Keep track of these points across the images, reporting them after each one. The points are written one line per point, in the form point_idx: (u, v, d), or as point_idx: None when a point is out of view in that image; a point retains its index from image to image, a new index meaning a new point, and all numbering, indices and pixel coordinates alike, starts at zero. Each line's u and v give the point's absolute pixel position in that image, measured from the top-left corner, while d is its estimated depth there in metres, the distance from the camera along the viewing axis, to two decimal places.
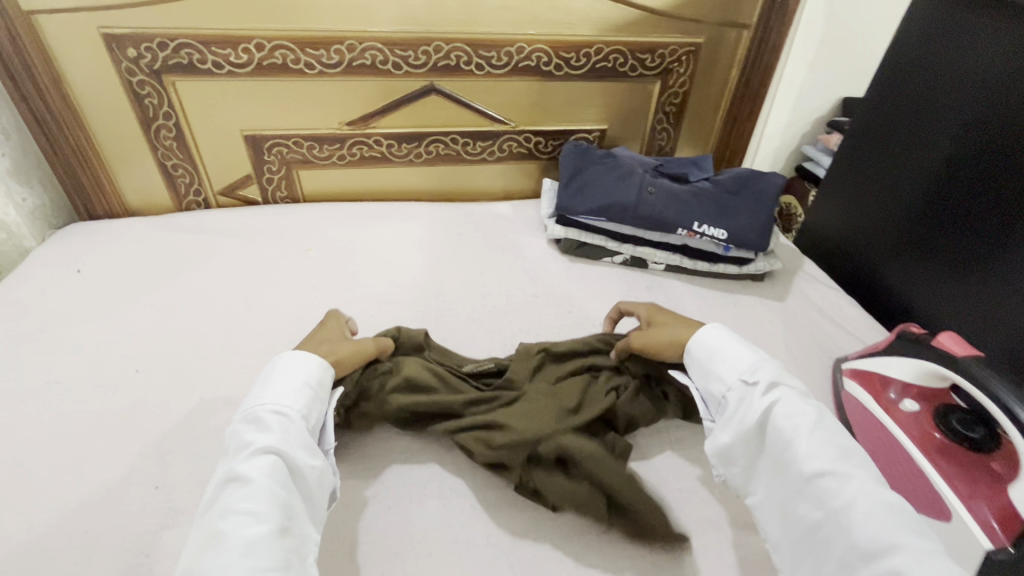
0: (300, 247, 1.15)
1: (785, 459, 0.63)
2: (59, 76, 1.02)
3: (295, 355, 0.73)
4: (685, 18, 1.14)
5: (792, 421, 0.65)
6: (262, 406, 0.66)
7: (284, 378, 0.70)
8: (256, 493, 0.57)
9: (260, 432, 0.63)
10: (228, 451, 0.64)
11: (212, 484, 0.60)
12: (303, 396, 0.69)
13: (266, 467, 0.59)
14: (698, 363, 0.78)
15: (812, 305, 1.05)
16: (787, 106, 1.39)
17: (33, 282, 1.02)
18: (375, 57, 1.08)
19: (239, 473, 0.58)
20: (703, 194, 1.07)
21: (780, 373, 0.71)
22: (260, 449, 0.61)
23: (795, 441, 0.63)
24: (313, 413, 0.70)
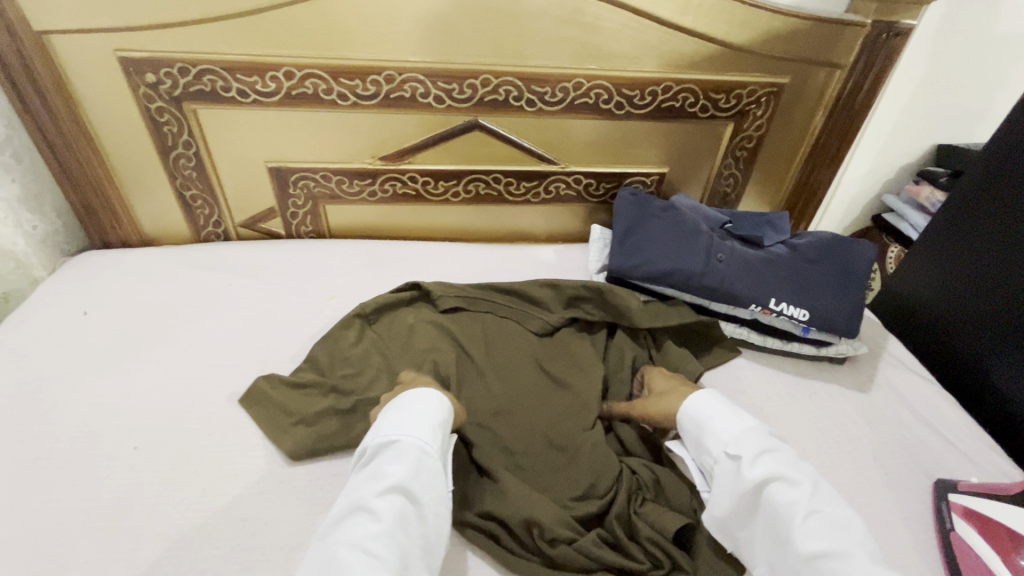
0: (322, 294, 1.02)
1: (783, 537, 0.61)
2: (74, 100, 0.94)
3: (431, 394, 0.73)
4: (768, 55, 0.99)
5: (787, 497, 0.62)
6: (401, 438, 0.67)
7: (417, 416, 0.70)
8: (380, 536, 0.57)
9: (394, 466, 0.63)
10: (360, 473, 0.65)
11: (341, 505, 0.61)
12: (438, 438, 0.69)
13: (394, 508, 0.59)
14: (687, 432, 0.76)
15: (903, 401, 0.90)
16: (872, 153, 1.23)
17: (37, 322, 0.93)
18: (415, 90, 0.97)
19: (370, 507, 0.59)
20: (781, 265, 0.93)
21: (767, 443, 0.69)
22: (392, 485, 0.61)
23: (792, 518, 0.61)
24: (443, 456, 0.69)
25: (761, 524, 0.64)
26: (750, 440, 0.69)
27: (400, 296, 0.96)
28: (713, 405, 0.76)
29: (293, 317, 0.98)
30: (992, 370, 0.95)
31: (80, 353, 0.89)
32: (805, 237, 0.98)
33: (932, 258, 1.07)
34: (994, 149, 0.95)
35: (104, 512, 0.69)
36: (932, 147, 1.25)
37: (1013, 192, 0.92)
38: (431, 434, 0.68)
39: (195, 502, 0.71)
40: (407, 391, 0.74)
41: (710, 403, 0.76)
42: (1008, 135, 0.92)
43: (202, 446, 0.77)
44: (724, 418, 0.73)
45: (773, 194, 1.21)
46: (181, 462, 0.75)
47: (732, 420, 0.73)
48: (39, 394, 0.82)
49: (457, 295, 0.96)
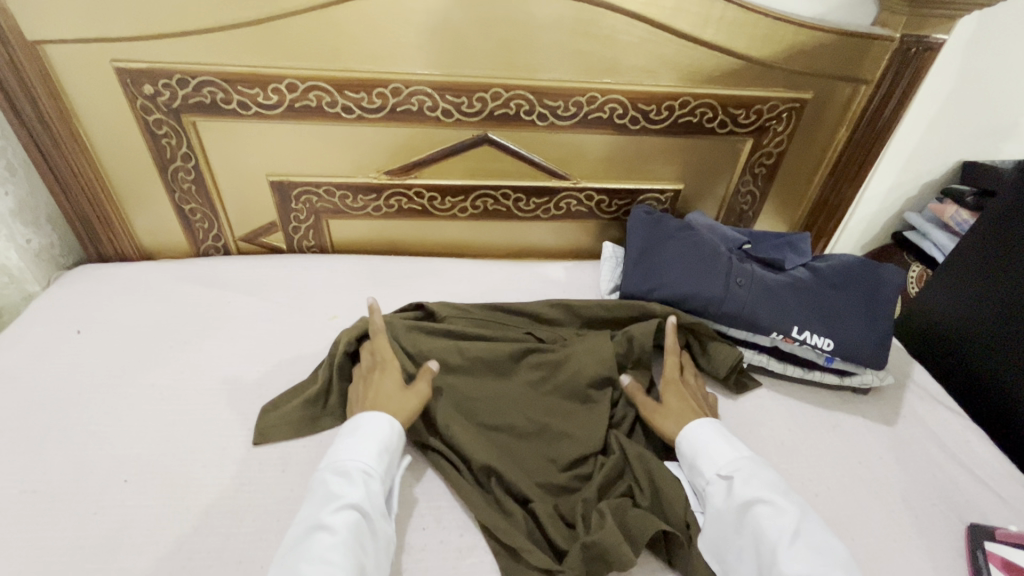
0: (323, 314, 0.99)
1: (768, 560, 0.61)
2: (69, 111, 0.90)
3: (385, 417, 0.73)
4: (790, 70, 0.95)
5: (775, 521, 0.63)
6: (348, 459, 0.68)
7: (366, 437, 0.70)
8: (337, 548, 0.58)
9: (345, 485, 0.65)
10: (311, 495, 0.65)
11: (295, 527, 0.61)
12: (386, 455, 0.70)
13: (350, 523, 0.60)
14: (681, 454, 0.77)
15: (931, 436, 0.86)
16: (894, 170, 1.19)
17: (28, 341, 0.90)
18: (423, 103, 0.93)
19: (325, 524, 0.60)
20: (803, 291, 0.89)
21: (759, 468, 0.70)
22: (346, 503, 0.62)
23: (778, 543, 0.61)
24: (391, 474, 0.70)
25: (747, 548, 0.64)
26: (741, 463, 0.70)
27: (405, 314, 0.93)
28: (710, 425, 0.76)
29: (294, 337, 0.94)
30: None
31: (71, 374, 0.85)
32: (827, 260, 0.94)
33: (960, 282, 1.03)
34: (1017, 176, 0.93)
35: (90, 550, 0.66)
36: (957, 164, 1.20)
37: None
38: (378, 452, 0.69)
39: (188, 541, 0.67)
40: (357, 414, 0.74)
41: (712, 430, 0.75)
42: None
43: (196, 478, 0.73)
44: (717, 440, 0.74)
45: (791, 212, 1.17)
46: (173, 495, 0.71)
47: (724, 442, 0.73)
48: (26, 420, 0.78)
49: (464, 318, 0.93)
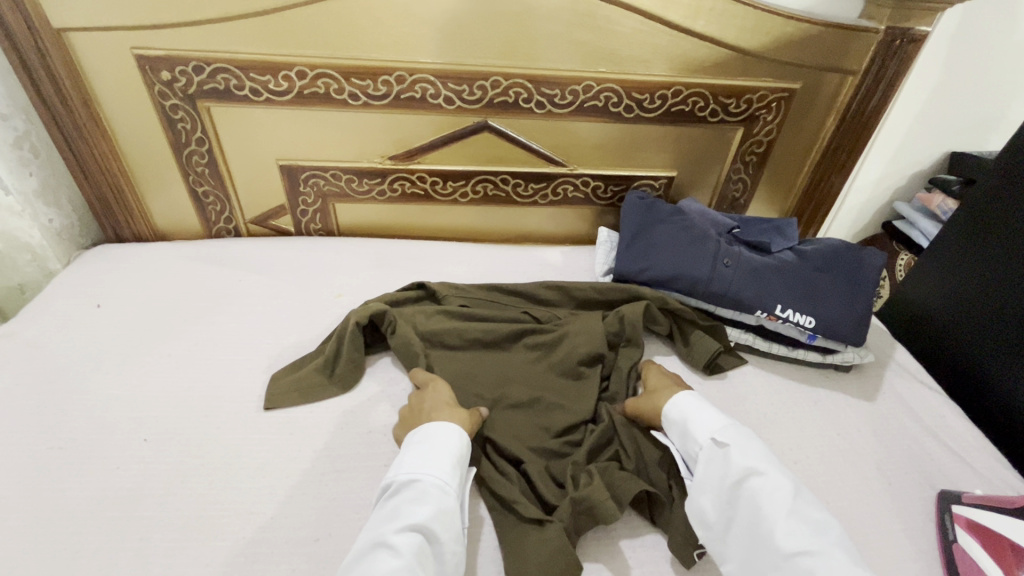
0: (329, 292, 1.03)
1: (762, 532, 0.61)
2: (91, 96, 0.95)
3: (453, 429, 0.72)
4: (778, 61, 0.99)
5: (770, 493, 0.63)
6: (421, 476, 0.66)
7: (439, 452, 0.69)
8: (400, 570, 0.56)
9: (415, 505, 0.63)
10: (381, 511, 0.64)
11: (361, 543, 0.60)
12: (457, 474, 0.68)
13: (414, 545, 0.58)
14: (673, 422, 0.76)
15: (908, 411, 0.90)
16: (883, 160, 1.22)
17: (51, 313, 0.95)
18: (426, 90, 0.97)
19: (390, 543, 0.58)
20: (788, 271, 0.93)
21: (753, 441, 0.70)
22: (412, 523, 0.60)
23: (773, 513, 0.61)
24: (462, 494, 0.68)
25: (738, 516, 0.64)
26: (737, 436, 0.70)
27: (406, 293, 0.98)
28: (700, 402, 0.77)
29: (301, 313, 0.99)
30: (998, 383, 0.94)
31: (92, 344, 0.90)
32: (813, 244, 0.97)
33: (943, 268, 1.06)
34: (998, 161, 0.95)
35: (113, 501, 0.71)
36: (944, 155, 1.24)
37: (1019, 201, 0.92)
38: (450, 470, 0.67)
39: (204, 494, 0.72)
40: (425, 424, 0.74)
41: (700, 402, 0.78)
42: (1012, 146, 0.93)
43: (210, 439, 0.78)
44: (711, 414, 0.75)
45: (781, 200, 1.21)
46: (189, 454, 0.76)
47: (719, 417, 0.74)
48: (53, 384, 0.83)
49: (463, 297, 0.99)
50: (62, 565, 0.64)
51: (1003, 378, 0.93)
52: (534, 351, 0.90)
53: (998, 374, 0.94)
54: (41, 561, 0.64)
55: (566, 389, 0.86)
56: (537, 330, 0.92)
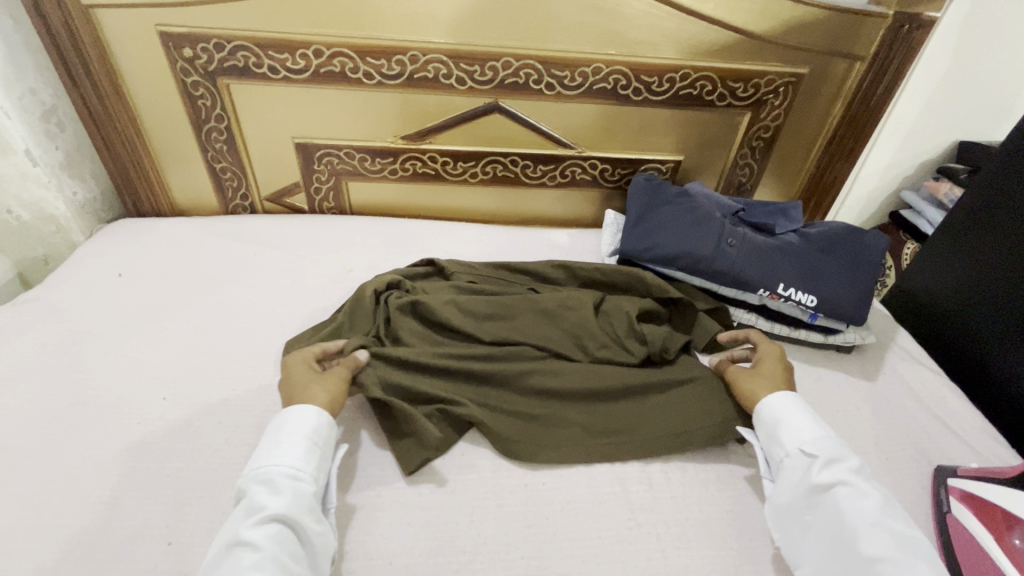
0: (341, 267, 1.06)
1: (844, 538, 0.62)
2: (115, 72, 0.99)
3: (310, 409, 0.71)
4: (787, 45, 1.00)
5: (856, 504, 0.63)
6: (272, 466, 0.65)
7: (290, 437, 0.68)
8: (261, 562, 0.55)
9: (270, 495, 0.62)
10: (238, 507, 0.63)
11: (217, 545, 0.59)
12: (313, 455, 0.67)
13: (271, 536, 0.58)
14: (761, 422, 0.76)
15: (909, 392, 0.91)
16: (891, 147, 1.23)
17: (75, 280, 0.98)
18: (438, 70, 1.00)
19: (245, 540, 0.57)
20: (791, 252, 0.94)
21: (844, 451, 0.70)
22: (268, 515, 0.59)
23: (858, 524, 0.62)
24: (322, 472, 0.68)
25: (819, 522, 0.65)
26: (828, 446, 0.70)
27: (417, 270, 1.02)
28: (794, 404, 0.76)
29: (315, 286, 1.02)
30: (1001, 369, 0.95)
31: (113, 310, 0.94)
32: (817, 227, 0.98)
33: (946, 254, 1.07)
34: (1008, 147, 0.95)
35: (133, 453, 0.74)
36: (953, 144, 1.24)
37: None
38: (305, 453, 0.67)
39: (220, 449, 0.75)
40: (285, 408, 0.73)
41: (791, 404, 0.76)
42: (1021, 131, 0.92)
43: (226, 399, 0.81)
44: (801, 419, 0.74)
45: (788, 186, 1.22)
46: (205, 413, 0.79)
47: (808, 422, 0.73)
48: (76, 346, 0.87)
49: (470, 274, 1.02)
50: (86, 508, 0.68)
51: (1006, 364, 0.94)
52: (535, 327, 0.91)
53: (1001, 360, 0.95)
54: (66, 505, 0.68)
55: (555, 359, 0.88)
56: (555, 299, 0.93)
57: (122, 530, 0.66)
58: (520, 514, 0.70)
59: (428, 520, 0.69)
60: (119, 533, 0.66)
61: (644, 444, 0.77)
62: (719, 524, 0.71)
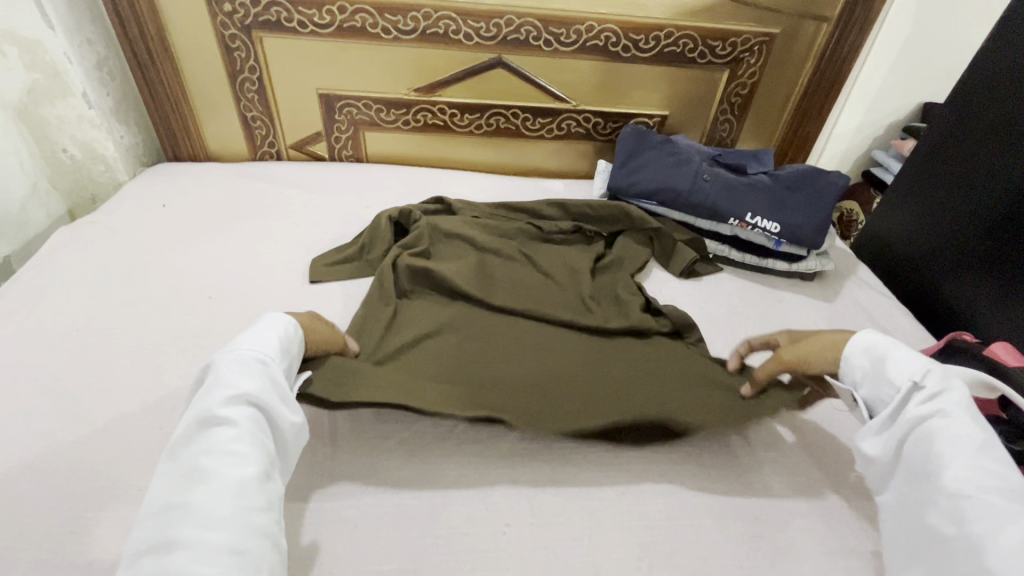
0: (359, 204, 1.19)
1: (932, 473, 0.56)
2: (161, 25, 1.11)
3: (282, 315, 0.71)
4: (760, 7, 1.12)
5: (949, 441, 0.56)
6: (241, 354, 0.63)
7: (261, 332, 0.67)
8: (241, 437, 0.56)
9: (244, 379, 0.60)
10: (202, 390, 0.61)
11: (185, 421, 0.57)
12: (282, 354, 0.67)
13: (248, 415, 0.58)
14: (857, 359, 0.69)
15: (862, 311, 1.03)
16: (861, 108, 1.34)
17: (124, 209, 1.11)
18: (448, 27, 1.12)
19: (219, 417, 0.57)
20: (760, 187, 1.06)
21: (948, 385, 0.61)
22: (244, 396, 0.59)
23: (947, 458, 0.56)
24: (289, 375, 0.68)
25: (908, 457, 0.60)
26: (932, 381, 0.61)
27: (430, 206, 1.14)
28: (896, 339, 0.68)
29: (337, 219, 1.15)
30: (948, 295, 1.07)
31: (159, 233, 1.07)
32: (785, 169, 1.10)
33: (902, 198, 1.18)
34: (956, 98, 1.06)
35: (187, 337, 0.87)
36: (918, 105, 1.35)
37: (974, 130, 1.03)
38: (276, 351, 0.66)
39: None
40: (259, 311, 0.72)
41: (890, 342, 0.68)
42: (966, 83, 1.04)
43: (262, 302, 0.94)
44: (904, 353, 0.65)
45: (764, 143, 1.34)
46: (246, 312, 0.92)
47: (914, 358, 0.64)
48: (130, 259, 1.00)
49: (474, 211, 1.14)
50: (149, 377, 0.80)
51: (955, 290, 1.06)
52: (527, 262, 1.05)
53: (950, 286, 1.07)
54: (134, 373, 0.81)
55: (547, 280, 1.02)
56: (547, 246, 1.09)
57: (182, 391, 0.79)
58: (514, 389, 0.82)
59: None
60: (180, 393, 0.79)
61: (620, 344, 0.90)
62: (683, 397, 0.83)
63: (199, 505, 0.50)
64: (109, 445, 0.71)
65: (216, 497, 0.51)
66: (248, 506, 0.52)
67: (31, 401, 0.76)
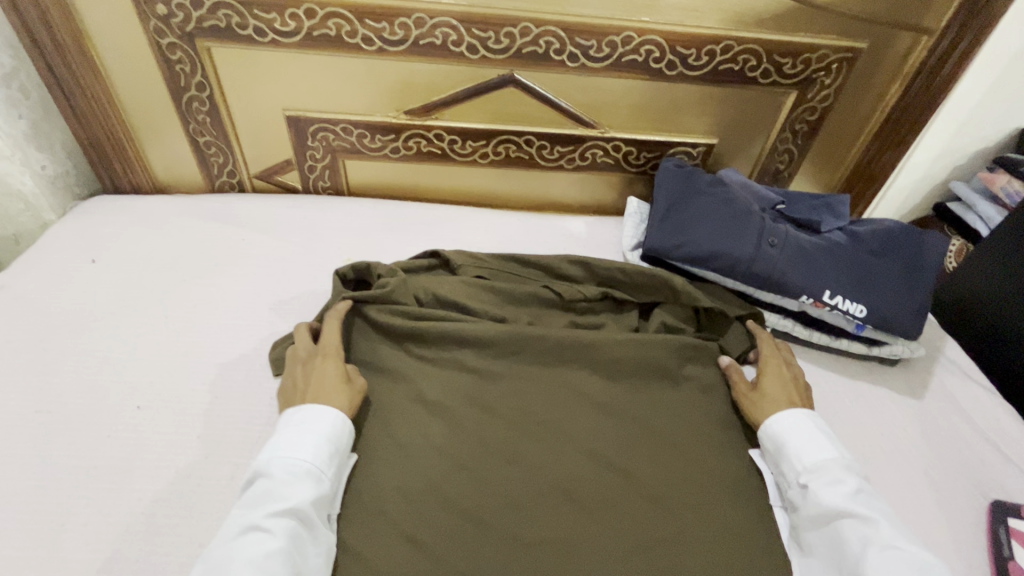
0: (337, 256, 0.97)
1: (849, 566, 0.60)
2: (81, 31, 0.87)
3: (326, 412, 0.67)
4: (845, 15, 0.88)
5: (860, 532, 0.61)
6: (292, 458, 0.62)
7: (311, 432, 0.65)
8: (273, 555, 0.54)
9: (291, 484, 0.60)
10: (251, 492, 0.61)
11: (229, 524, 0.57)
12: (335, 458, 0.65)
13: (288, 529, 0.57)
14: (768, 450, 0.73)
15: (960, 412, 0.83)
16: (947, 134, 1.11)
17: (43, 266, 0.89)
18: (447, 37, 0.88)
19: (262, 526, 0.56)
20: (839, 254, 0.84)
21: (850, 475, 0.67)
22: (288, 506, 0.58)
23: (859, 548, 0.60)
24: (337, 477, 0.65)
25: (827, 551, 0.63)
26: (831, 471, 0.67)
27: (419, 261, 0.92)
28: (806, 421, 0.73)
29: (309, 278, 0.93)
30: None
31: (86, 303, 0.85)
32: (867, 225, 0.88)
33: (1002, 257, 0.97)
34: None
35: (108, 468, 0.67)
36: (1015, 131, 1.12)
37: None
38: (328, 454, 0.64)
39: (203, 469, 0.68)
40: (304, 400, 0.69)
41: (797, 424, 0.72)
42: None
43: (210, 410, 0.74)
44: (808, 440, 0.70)
45: (828, 175, 1.11)
46: (186, 425, 0.72)
47: (816, 446, 0.69)
48: (45, 344, 0.79)
49: (478, 266, 0.92)
50: (49, 540, 0.61)
51: None
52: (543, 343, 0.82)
53: None
54: (30, 530, 0.61)
55: (558, 373, 0.79)
56: (566, 322, 0.87)
57: (92, 563, 0.60)
58: (512, 556, 0.62)
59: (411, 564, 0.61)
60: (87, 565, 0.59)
61: (655, 475, 0.70)
62: (737, 562, 0.64)
63: None
64: None
65: None
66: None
67: None
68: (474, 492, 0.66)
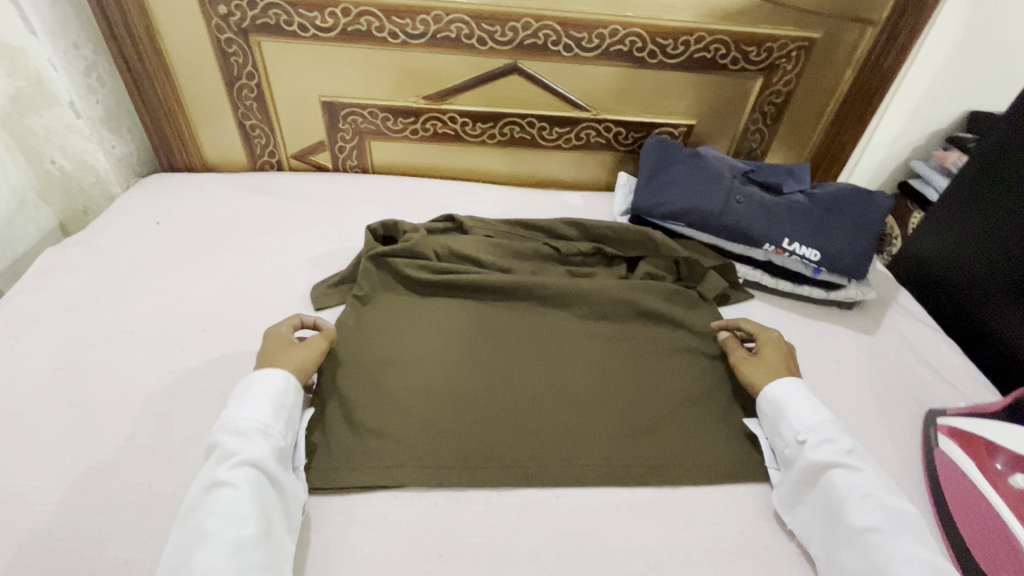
0: (365, 221, 1.12)
1: (839, 513, 0.64)
2: (153, 28, 1.04)
3: (266, 376, 0.71)
4: (800, 10, 1.03)
5: (850, 481, 0.66)
6: (241, 419, 0.66)
7: (257, 394, 0.69)
8: (241, 498, 0.59)
9: (243, 442, 0.64)
10: (208, 458, 0.64)
11: (193, 488, 0.61)
12: (282, 412, 0.69)
13: (248, 477, 0.61)
14: (764, 413, 0.76)
15: (906, 344, 0.95)
16: (903, 116, 1.25)
17: (116, 227, 1.04)
18: (460, 31, 1.03)
19: (222, 480, 0.60)
20: (798, 209, 0.98)
21: (840, 433, 0.71)
22: (243, 459, 0.62)
23: (850, 496, 0.64)
24: (291, 430, 0.70)
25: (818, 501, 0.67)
26: (824, 430, 0.71)
27: (437, 224, 1.06)
28: (797, 387, 0.76)
29: (341, 238, 1.07)
30: (998, 332, 0.99)
31: (153, 255, 1.00)
32: (825, 187, 1.01)
33: (946, 218, 1.10)
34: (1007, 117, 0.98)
35: (180, 376, 0.81)
36: (964, 113, 1.25)
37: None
38: (274, 410, 0.68)
39: None
40: (249, 372, 0.73)
41: (792, 388, 0.76)
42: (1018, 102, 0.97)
43: (263, 335, 0.88)
44: (802, 403, 0.74)
45: (798, 152, 1.25)
46: (243, 346, 0.86)
47: (813, 408, 0.73)
48: (122, 286, 0.94)
49: (486, 229, 1.06)
50: (139, 425, 0.74)
51: (1005, 328, 0.97)
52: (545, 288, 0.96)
53: (1001, 323, 0.98)
54: (123, 418, 0.75)
55: (559, 314, 0.92)
56: (563, 272, 1.01)
57: (174, 442, 0.73)
58: (513, 441, 0.74)
59: (426, 446, 0.72)
60: (170, 441, 0.73)
61: (633, 386, 0.82)
62: (707, 449, 0.76)
63: (203, 567, 0.53)
64: (92, 505, 0.66)
65: (217, 559, 0.54)
66: (244, 570, 0.54)
67: (9, 455, 0.69)
68: (483, 395, 0.79)
